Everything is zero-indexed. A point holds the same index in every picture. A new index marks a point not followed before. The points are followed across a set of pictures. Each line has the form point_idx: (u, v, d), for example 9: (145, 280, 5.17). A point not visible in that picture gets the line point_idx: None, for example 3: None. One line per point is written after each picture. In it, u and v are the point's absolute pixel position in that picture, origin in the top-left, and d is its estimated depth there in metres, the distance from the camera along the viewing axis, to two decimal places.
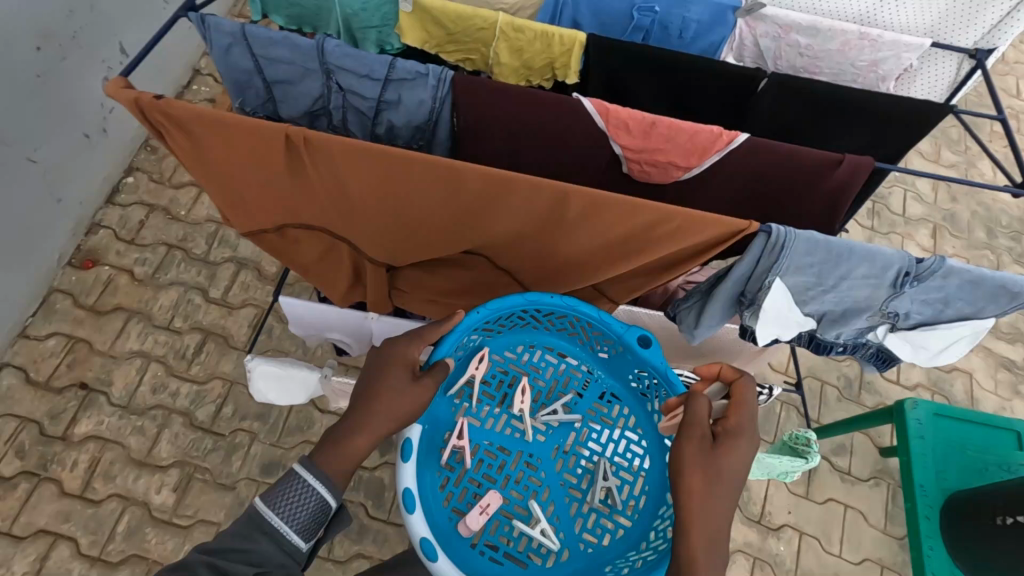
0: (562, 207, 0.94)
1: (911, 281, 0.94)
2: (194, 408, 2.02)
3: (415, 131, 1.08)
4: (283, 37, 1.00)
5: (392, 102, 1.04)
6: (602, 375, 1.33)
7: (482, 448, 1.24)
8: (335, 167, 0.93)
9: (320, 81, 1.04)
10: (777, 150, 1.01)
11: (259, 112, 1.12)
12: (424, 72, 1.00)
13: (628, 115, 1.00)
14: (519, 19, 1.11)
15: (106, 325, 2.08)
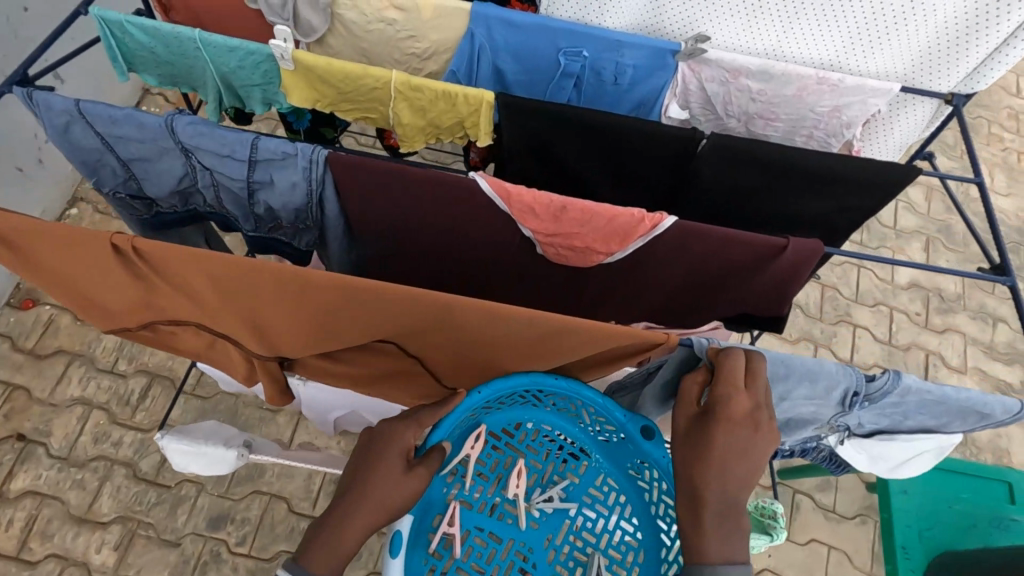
0: (446, 318, 0.81)
1: (860, 399, 0.86)
2: (138, 458, 1.85)
3: (298, 212, 0.94)
4: (127, 114, 0.86)
5: (264, 183, 0.90)
6: (604, 457, 1.05)
7: (472, 535, 0.98)
8: (180, 275, 0.79)
9: (180, 160, 0.90)
10: (708, 237, 0.87)
11: (122, 191, 0.98)
12: (293, 152, 0.85)
13: (533, 198, 0.85)
14: (416, 78, 0.96)
15: (47, 369, 1.94)
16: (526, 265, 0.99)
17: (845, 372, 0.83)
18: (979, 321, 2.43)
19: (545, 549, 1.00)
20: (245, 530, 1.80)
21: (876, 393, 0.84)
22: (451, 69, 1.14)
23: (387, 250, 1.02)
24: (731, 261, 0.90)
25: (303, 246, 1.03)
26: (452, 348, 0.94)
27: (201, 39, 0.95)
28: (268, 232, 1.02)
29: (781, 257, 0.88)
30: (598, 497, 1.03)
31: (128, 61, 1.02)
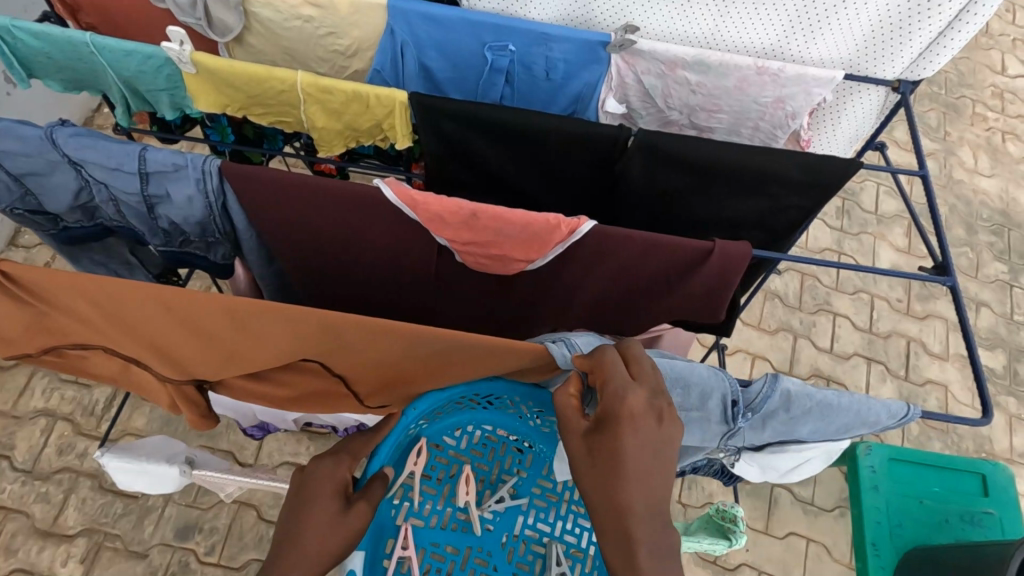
0: (339, 335, 0.80)
1: (741, 412, 0.74)
2: (103, 469, 1.82)
3: (201, 227, 0.89)
4: (7, 127, 0.81)
5: (161, 196, 0.84)
6: (545, 450, 1.14)
7: (428, 551, 1.07)
8: (70, 303, 0.78)
9: (72, 173, 0.85)
10: (629, 241, 0.82)
11: (20, 207, 0.93)
12: (182, 164, 0.80)
13: (441, 207, 0.80)
14: (324, 79, 0.90)
15: (9, 381, 1.90)
16: (451, 274, 0.95)
17: (715, 376, 0.74)
18: None
19: (502, 544, 1.11)
20: (214, 540, 1.77)
21: (756, 401, 0.74)
22: (375, 67, 1.09)
23: (303, 266, 0.98)
24: (657, 266, 0.86)
25: (220, 258, 0.98)
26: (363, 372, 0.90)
27: (95, 44, 0.90)
28: (179, 246, 0.96)
29: (707, 262, 0.84)
30: (544, 486, 1.14)
31: (27, 67, 0.97)
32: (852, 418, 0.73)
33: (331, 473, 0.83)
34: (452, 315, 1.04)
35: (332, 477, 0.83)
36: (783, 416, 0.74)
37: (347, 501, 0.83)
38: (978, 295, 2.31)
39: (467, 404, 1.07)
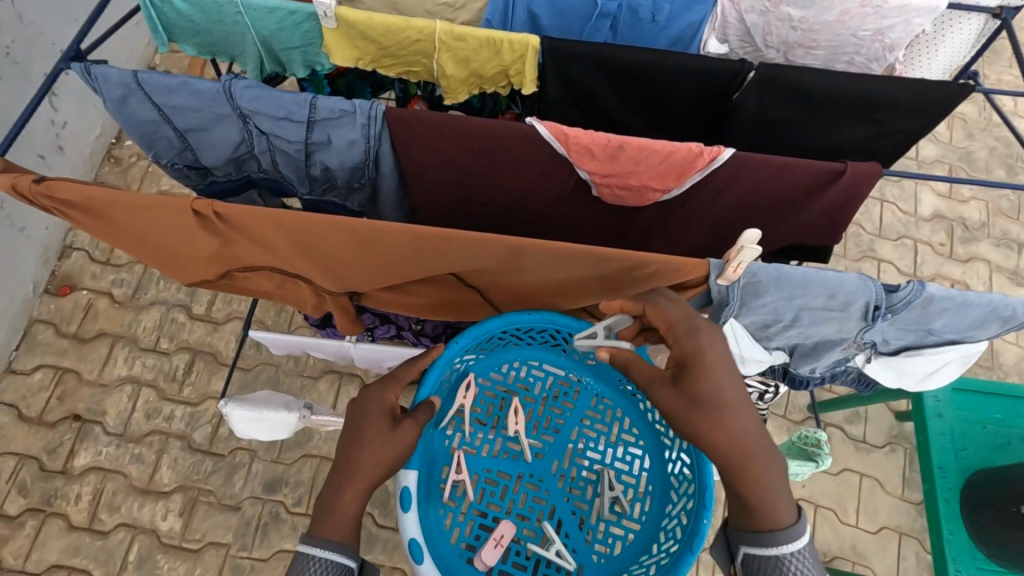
0: (492, 256, 0.82)
1: (883, 313, 0.80)
2: (191, 430, 1.93)
3: (354, 172, 0.95)
4: (183, 83, 0.87)
5: (322, 143, 0.91)
6: (591, 381, 1.21)
7: (482, 477, 1.15)
8: (258, 236, 0.83)
9: (236, 126, 0.91)
10: (767, 164, 0.88)
11: (179, 162, 0.99)
12: (350, 110, 0.86)
13: (591, 139, 0.86)
14: (460, 27, 0.95)
15: (92, 352, 2.00)
16: (575, 209, 1.01)
17: (864, 286, 0.78)
18: (1003, 248, 2.42)
19: (553, 473, 1.16)
20: (300, 492, 1.87)
21: (899, 304, 0.79)
22: (485, 17, 1.12)
23: (430, 205, 1.03)
24: (787, 191, 0.91)
25: (356, 206, 1.04)
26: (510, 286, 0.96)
27: (243, 3, 0.95)
28: (323, 195, 1.03)
29: (837, 183, 0.89)
30: (593, 416, 1.19)
31: (168, 31, 1.02)
32: (988, 313, 0.79)
33: (381, 398, 1.00)
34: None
35: (381, 402, 1.00)
36: (919, 315, 0.80)
37: (395, 421, 0.99)
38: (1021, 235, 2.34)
39: (511, 340, 1.19)
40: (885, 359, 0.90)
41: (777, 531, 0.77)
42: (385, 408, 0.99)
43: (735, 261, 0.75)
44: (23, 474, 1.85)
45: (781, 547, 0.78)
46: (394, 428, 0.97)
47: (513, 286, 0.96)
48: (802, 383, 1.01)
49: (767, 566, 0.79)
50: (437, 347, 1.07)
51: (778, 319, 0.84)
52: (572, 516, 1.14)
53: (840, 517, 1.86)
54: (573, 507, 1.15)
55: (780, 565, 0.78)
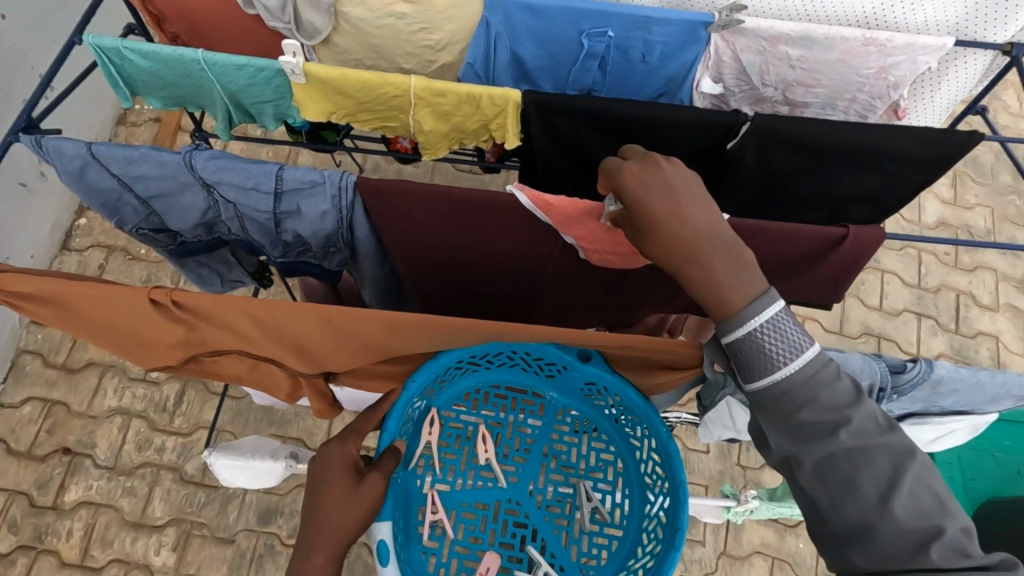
0: (469, 337, 0.79)
1: (888, 394, 0.74)
2: (183, 461, 1.89)
3: (327, 239, 0.90)
4: (142, 154, 0.81)
5: (291, 213, 0.85)
6: (556, 395, 1.15)
7: (459, 511, 1.10)
8: (223, 321, 0.80)
9: (202, 194, 0.86)
10: (767, 230, 0.81)
11: (144, 227, 0.95)
12: (319, 180, 0.81)
13: (577, 208, 0.80)
14: (438, 81, 0.90)
15: (81, 383, 1.97)
16: (562, 268, 0.95)
17: (867, 365, 0.72)
18: (1009, 256, 2.37)
19: (530, 493, 1.12)
20: (295, 523, 1.84)
21: (905, 384, 0.73)
22: (466, 61, 1.07)
23: (408, 265, 0.98)
24: (786, 255, 0.86)
25: (334, 265, 0.99)
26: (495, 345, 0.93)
27: (206, 60, 0.90)
28: (299, 257, 0.98)
29: (839, 248, 0.84)
30: (562, 429, 1.15)
31: (131, 85, 0.97)
32: (999, 389, 0.73)
33: (340, 452, 0.93)
34: (551, 306, 1.06)
35: (342, 454, 0.93)
36: (927, 394, 0.74)
37: (360, 474, 0.92)
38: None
39: (468, 368, 1.12)
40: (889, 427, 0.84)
41: (727, 319, 0.68)
42: (348, 460, 0.92)
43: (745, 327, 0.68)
44: (14, 510, 1.82)
45: (749, 325, 0.67)
46: (360, 481, 0.90)
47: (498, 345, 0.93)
48: None
49: (749, 347, 0.67)
50: (394, 392, 1.00)
51: None
52: (556, 533, 1.10)
53: None
54: (556, 526, 1.10)
55: (762, 343, 0.67)
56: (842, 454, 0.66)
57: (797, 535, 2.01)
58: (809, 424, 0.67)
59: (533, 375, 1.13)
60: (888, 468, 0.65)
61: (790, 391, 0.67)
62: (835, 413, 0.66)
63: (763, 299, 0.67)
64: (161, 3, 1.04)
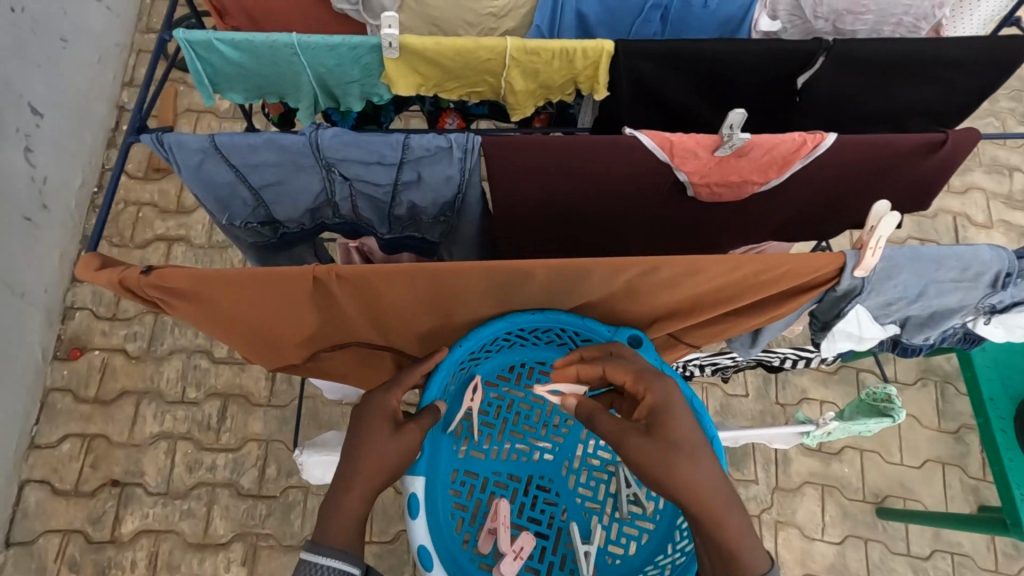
0: (617, 277, 0.81)
1: (1013, 279, 0.81)
2: (237, 476, 1.86)
3: (442, 207, 0.92)
4: (264, 140, 0.81)
5: (411, 182, 0.87)
6: None
7: (491, 480, 1.08)
8: (371, 295, 0.78)
9: (318, 176, 0.86)
10: (872, 143, 0.87)
11: (253, 219, 0.93)
12: (447, 145, 0.82)
13: (696, 141, 0.84)
14: (531, 40, 0.91)
15: (117, 413, 1.90)
16: (665, 210, 0.97)
17: (995, 256, 0.79)
18: (995, 174, 2.49)
19: (563, 471, 1.10)
20: None
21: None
22: (533, 23, 1.09)
23: (510, 233, 0.99)
24: (886, 166, 0.89)
25: (436, 237, 1.00)
26: (610, 302, 0.92)
27: (299, 43, 0.89)
28: (404, 231, 0.99)
29: (938, 154, 0.88)
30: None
31: (213, 82, 0.96)
32: None
33: (382, 401, 0.89)
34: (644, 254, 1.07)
35: (382, 406, 0.89)
36: None
37: None
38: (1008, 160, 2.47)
39: (516, 340, 1.10)
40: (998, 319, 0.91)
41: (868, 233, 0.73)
42: (387, 411, 0.89)
43: (873, 240, 0.74)
44: (71, 549, 1.76)
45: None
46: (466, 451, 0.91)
47: (605, 303, 0.92)
48: (908, 355, 1.01)
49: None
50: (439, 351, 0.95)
51: (903, 296, 0.84)
52: (585, 518, 1.08)
53: (885, 457, 2.13)
54: (586, 508, 1.08)
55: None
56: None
57: (841, 461, 2.11)
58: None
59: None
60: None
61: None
62: None
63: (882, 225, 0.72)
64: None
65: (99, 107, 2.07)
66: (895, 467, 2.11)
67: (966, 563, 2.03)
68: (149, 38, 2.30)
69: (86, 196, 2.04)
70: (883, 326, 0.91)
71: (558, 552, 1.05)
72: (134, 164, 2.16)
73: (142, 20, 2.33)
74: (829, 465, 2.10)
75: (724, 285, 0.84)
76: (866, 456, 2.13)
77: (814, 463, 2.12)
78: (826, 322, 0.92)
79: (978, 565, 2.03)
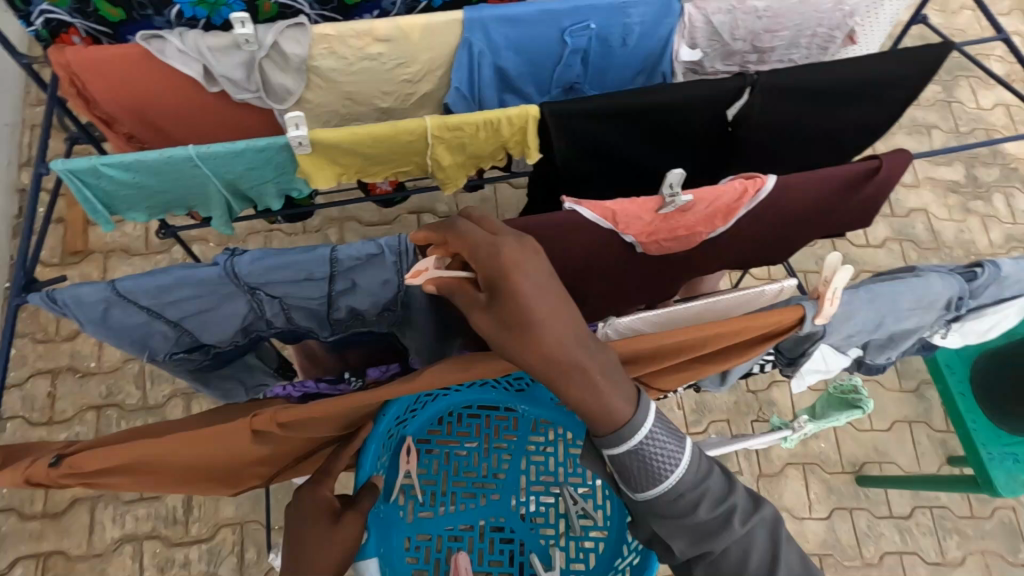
0: None
1: (965, 300, 0.82)
2: (215, 568, 1.74)
3: (384, 306, 0.86)
4: (175, 278, 0.73)
5: (347, 289, 0.80)
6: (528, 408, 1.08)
7: (445, 536, 1.03)
8: (322, 424, 0.73)
9: (243, 299, 0.79)
10: (808, 180, 0.86)
11: (178, 350, 0.85)
12: (378, 251, 0.76)
13: (639, 206, 0.81)
14: (451, 116, 0.86)
15: (71, 524, 1.75)
16: (619, 267, 0.93)
17: (946, 282, 0.79)
18: (918, 134, 2.58)
19: (513, 509, 1.06)
20: None
21: (976, 289, 0.80)
22: (452, 86, 1.03)
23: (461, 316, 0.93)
24: (824, 196, 0.89)
25: (383, 330, 0.94)
26: None
27: (199, 156, 0.81)
28: (348, 331, 0.92)
29: (874, 179, 0.88)
30: (536, 442, 1.09)
31: (108, 205, 0.87)
32: None
33: (312, 495, 0.81)
34: (604, 308, 1.03)
35: (314, 496, 0.81)
36: (993, 291, 0.82)
37: None
38: (926, 121, 2.57)
39: (439, 392, 1.04)
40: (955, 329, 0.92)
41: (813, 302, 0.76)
42: (320, 502, 0.81)
43: (830, 292, 0.74)
44: None
45: (636, 435, 0.72)
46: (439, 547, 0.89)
47: None
48: (873, 372, 1.01)
49: (637, 462, 0.74)
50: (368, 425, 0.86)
51: (864, 329, 0.84)
52: (544, 546, 1.04)
53: (857, 425, 2.20)
54: (542, 536, 1.05)
55: (647, 453, 0.73)
56: (732, 546, 0.76)
57: (817, 436, 2.16)
58: (716, 560, 0.77)
59: (504, 392, 1.07)
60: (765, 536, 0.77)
61: (681, 496, 0.75)
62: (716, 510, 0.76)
63: (838, 276, 0.72)
64: (109, 104, 0.93)
65: None
66: (868, 433, 2.17)
67: (945, 514, 2.12)
68: (40, 110, 2.12)
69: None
70: (849, 353, 0.90)
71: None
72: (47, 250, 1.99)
73: (29, 92, 2.14)
74: (807, 442, 2.15)
75: (688, 346, 0.82)
76: (840, 428, 2.19)
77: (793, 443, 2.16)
78: (791, 360, 0.91)
79: (955, 514, 2.12)
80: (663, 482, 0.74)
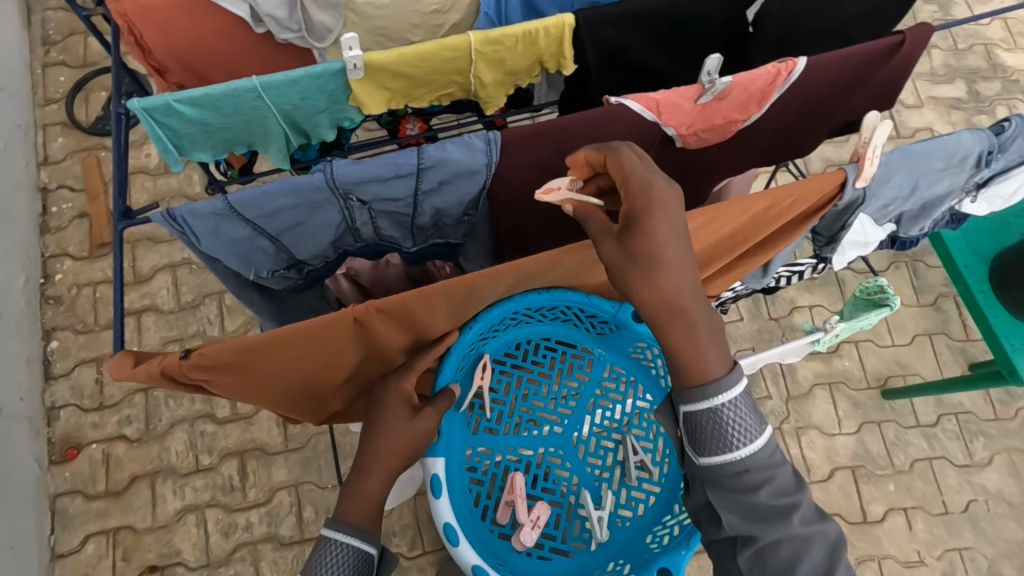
0: None
1: (994, 155, 0.87)
2: (276, 528, 1.80)
3: (465, 206, 0.90)
4: (277, 185, 0.78)
5: (432, 190, 0.85)
6: (604, 351, 1.11)
7: (506, 456, 1.05)
8: (409, 316, 0.78)
9: (336, 208, 0.83)
10: (836, 59, 0.90)
11: (278, 267, 0.91)
12: (455, 147, 0.82)
13: (680, 94, 0.86)
14: (492, 30, 0.90)
15: (135, 499, 1.81)
16: (655, 167, 0.98)
17: (975, 138, 0.84)
18: None
19: (573, 444, 1.07)
20: (412, 534, 1.69)
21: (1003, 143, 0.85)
22: (481, 13, 1.05)
23: (516, 220, 0.97)
24: (850, 77, 0.94)
25: (458, 238, 0.98)
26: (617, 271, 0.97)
27: (261, 86, 0.85)
28: (428, 240, 0.97)
29: (899, 54, 0.92)
30: (608, 386, 1.10)
31: (177, 146, 0.92)
32: None
33: (396, 388, 0.87)
34: None
35: (398, 391, 0.87)
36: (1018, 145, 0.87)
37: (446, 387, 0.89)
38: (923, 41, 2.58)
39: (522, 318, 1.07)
40: (982, 195, 0.97)
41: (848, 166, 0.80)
42: (403, 396, 0.87)
43: (870, 151, 0.79)
44: None
45: (720, 396, 0.75)
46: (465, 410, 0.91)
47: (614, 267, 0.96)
48: (908, 248, 1.06)
49: (712, 423, 0.75)
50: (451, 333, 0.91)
51: (900, 195, 0.89)
52: (596, 485, 1.06)
53: (878, 343, 2.25)
54: (596, 475, 1.06)
55: (723, 419, 0.75)
56: (785, 543, 0.74)
57: (840, 357, 2.22)
58: (764, 552, 0.74)
59: (583, 330, 1.10)
60: (826, 555, 0.74)
61: (748, 471, 0.75)
62: (785, 499, 0.75)
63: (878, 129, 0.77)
64: (159, 54, 0.97)
65: (18, 198, 1.96)
66: (889, 349, 2.22)
67: (971, 419, 2.18)
68: (50, 109, 2.16)
69: (34, 290, 1.95)
70: (883, 226, 0.95)
71: (571, 518, 1.04)
72: (74, 245, 2.04)
73: (38, 92, 2.17)
74: (831, 363, 2.20)
75: (737, 224, 0.85)
76: (861, 345, 2.24)
77: (816, 365, 2.21)
78: (829, 237, 0.96)
79: (980, 418, 2.18)
80: (733, 450, 0.75)
